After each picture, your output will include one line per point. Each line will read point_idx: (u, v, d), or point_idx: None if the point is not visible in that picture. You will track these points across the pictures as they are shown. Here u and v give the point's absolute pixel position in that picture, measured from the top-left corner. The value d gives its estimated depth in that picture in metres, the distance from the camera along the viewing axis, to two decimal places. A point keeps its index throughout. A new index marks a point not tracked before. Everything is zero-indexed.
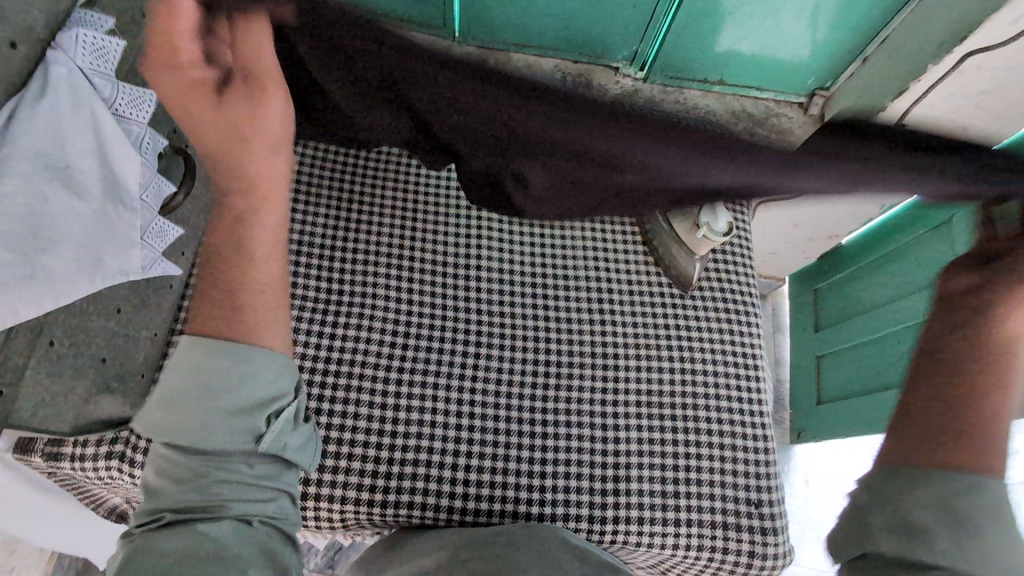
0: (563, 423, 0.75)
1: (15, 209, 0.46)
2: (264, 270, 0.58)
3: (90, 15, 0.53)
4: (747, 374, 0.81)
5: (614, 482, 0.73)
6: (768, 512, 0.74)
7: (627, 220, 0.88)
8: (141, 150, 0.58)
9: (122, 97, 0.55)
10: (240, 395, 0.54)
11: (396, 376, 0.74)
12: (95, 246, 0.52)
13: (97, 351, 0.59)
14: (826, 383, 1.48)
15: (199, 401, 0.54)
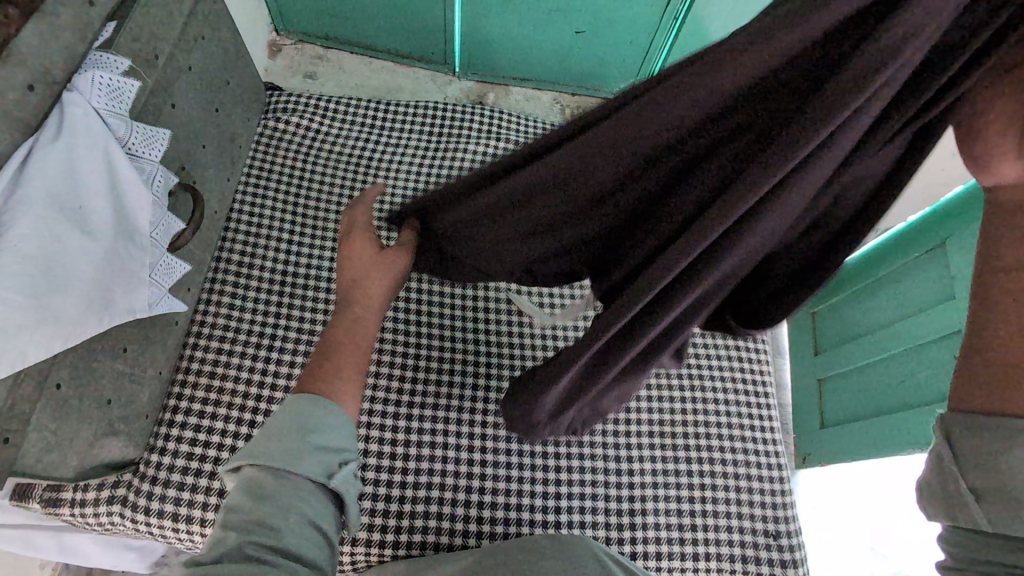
0: (576, 456, 0.74)
1: (30, 251, 0.45)
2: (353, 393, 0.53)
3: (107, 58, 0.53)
4: (756, 401, 0.81)
5: (630, 517, 0.71)
6: (787, 543, 0.73)
7: None
8: (153, 189, 0.58)
9: (135, 135, 0.55)
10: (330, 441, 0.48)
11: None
12: (101, 283, 0.51)
13: (102, 392, 0.58)
14: (828, 405, 1.48)
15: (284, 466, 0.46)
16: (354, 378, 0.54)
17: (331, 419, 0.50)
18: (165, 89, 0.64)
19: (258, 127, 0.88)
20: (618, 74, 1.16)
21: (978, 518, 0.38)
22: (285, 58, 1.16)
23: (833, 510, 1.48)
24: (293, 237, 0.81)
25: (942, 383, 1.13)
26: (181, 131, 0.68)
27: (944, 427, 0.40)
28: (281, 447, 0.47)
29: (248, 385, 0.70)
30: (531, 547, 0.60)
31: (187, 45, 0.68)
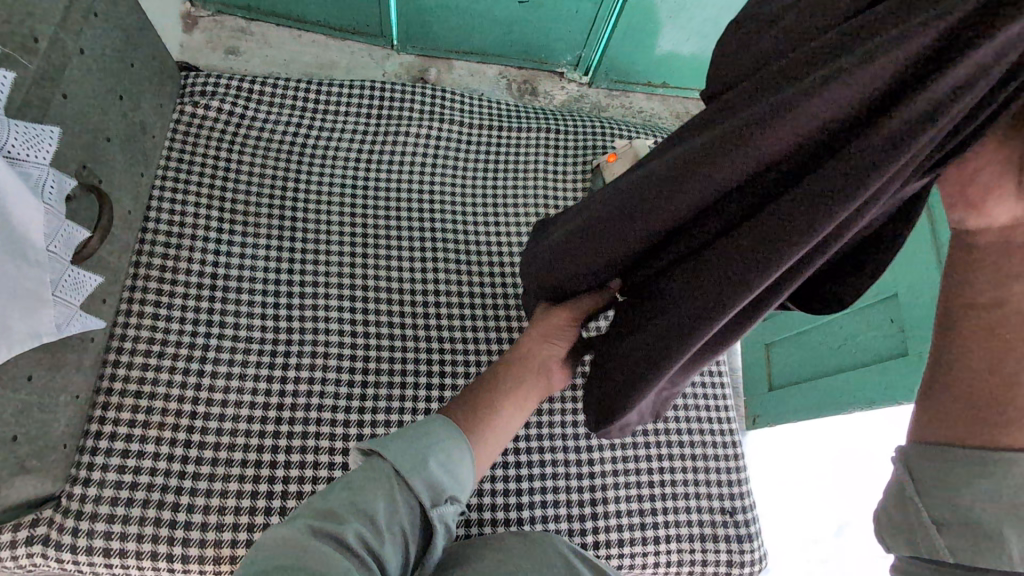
0: (536, 450, 0.73)
1: None
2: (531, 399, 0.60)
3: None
4: (711, 381, 0.82)
5: (592, 506, 0.72)
6: (742, 518, 0.75)
7: None
8: (45, 197, 0.50)
9: (15, 136, 0.48)
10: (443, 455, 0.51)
11: (357, 417, 0.68)
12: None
13: (7, 428, 0.52)
14: (775, 369, 1.54)
15: (410, 461, 0.49)
16: (514, 411, 0.58)
17: (457, 447, 0.53)
18: (53, 78, 0.56)
19: (174, 112, 0.80)
20: (566, 46, 1.12)
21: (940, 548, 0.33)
22: (203, 31, 1.05)
23: (781, 467, 1.56)
24: (223, 236, 0.74)
25: (880, 344, 1.20)
26: (78, 124, 0.60)
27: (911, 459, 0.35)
28: (409, 451, 0.50)
29: (182, 402, 0.65)
30: (498, 544, 0.58)
31: (75, 24, 0.59)
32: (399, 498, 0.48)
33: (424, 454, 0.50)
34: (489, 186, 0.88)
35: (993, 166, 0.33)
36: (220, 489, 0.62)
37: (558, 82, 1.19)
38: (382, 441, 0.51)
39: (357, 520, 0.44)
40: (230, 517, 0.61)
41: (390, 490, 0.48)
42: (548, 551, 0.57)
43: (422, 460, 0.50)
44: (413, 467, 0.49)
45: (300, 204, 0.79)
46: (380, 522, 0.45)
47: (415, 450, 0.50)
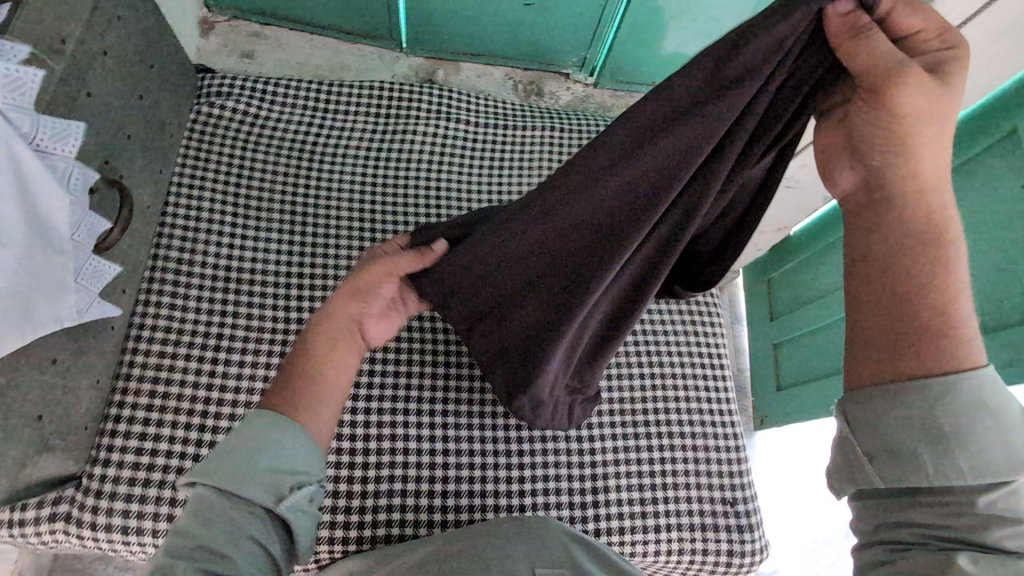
0: (538, 439, 0.75)
1: None
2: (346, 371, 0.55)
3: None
4: (712, 374, 0.83)
5: (593, 494, 0.73)
6: (743, 509, 0.76)
7: None
8: (69, 186, 0.53)
9: (43, 130, 0.50)
10: (275, 456, 0.49)
11: (363, 417, 0.71)
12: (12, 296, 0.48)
13: (32, 407, 0.54)
14: (783, 368, 1.54)
15: (239, 477, 0.48)
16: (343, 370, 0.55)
17: (286, 441, 0.50)
18: (78, 77, 0.59)
19: (190, 112, 0.83)
20: (571, 48, 1.14)
21: (875, 479, 0.42)
22: (219, 37, 1.09)
23: (789, 468, 1.56)
24: (237, 229, 0.77)
25: None
26: (100, 122, 0.63)
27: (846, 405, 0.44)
28: (234, 467, 0.48)
29: (197, 388, 0.67)
30: (494, 529, 0.60)
31: (99, 27, 0.62)
32: (245, 509, 0.47)
33: (254, 464, 0.48)
34: (494, 183, 0.90)
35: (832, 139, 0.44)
36: None
37: (563, 83, 1.22)
38: (200, 468, 0.48)
39: (196, 547, 0.44)
40: None
41: (231, 509, 0.47)
42: (546, 536, 0.59)
43: (246, 474, 0.48)
44: (235, 483, 0.47)
45: (310, 200, 0.81)
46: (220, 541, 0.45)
47: (234, 461, 0.48)
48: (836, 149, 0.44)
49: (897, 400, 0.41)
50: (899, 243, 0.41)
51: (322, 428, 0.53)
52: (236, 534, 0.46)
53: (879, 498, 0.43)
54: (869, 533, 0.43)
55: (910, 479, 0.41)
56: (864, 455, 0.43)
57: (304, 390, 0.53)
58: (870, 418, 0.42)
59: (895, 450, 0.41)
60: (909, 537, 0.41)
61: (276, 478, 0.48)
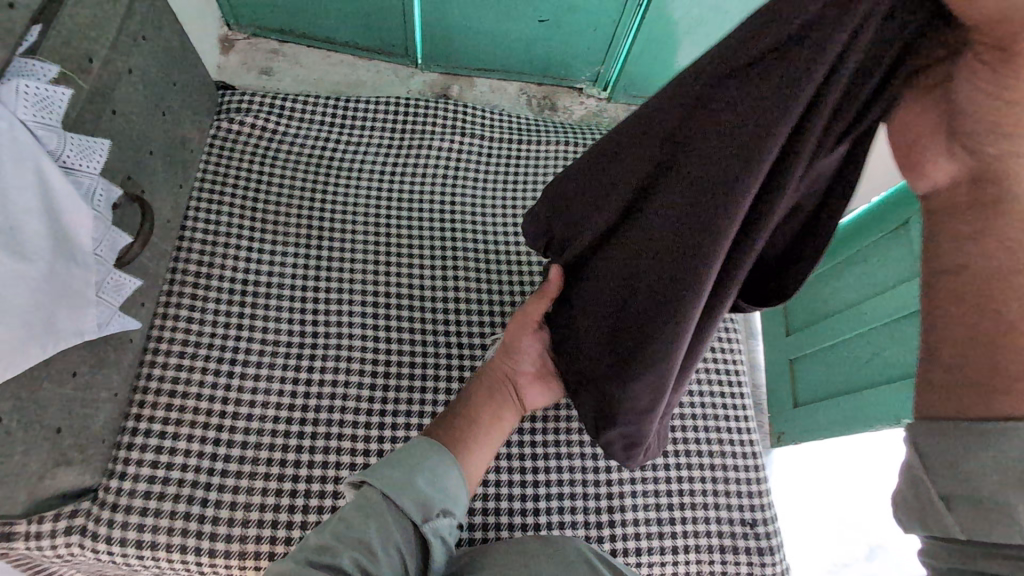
0: (553, 456, 0.74)
1: None
2: (480, 460, 0.64)
3: (32, 67, 0.50)
4: (730, 392, 0.81)
5: (609, 513, 0.72)
6: (764, 531, 0.74)
7: None
8: (94, 203, 0.54)
9: (70, 148, 0.51)
10: (427, 480, 0.57)
11: (378, 432, 0.69)
12: (38, 313, 0.48)
13: (51, 420, 0.55)
14: (800, 384, 1.51)
15: (399, 484, 0.56)
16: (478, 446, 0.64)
17: (434, 467, 0.58)
18: (103, 95, 0.61)
19: (210, 129, 0.84)
20: (585, 63, 1.14)
21: (951, 527, 0.40)
22: (238, 54, 1.11)
23: (808, 486, 1.53)
24: (254, 244, 0.77)
25: (908, 360, 1.18)
26: (124, 138, 0.65)
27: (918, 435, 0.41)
28: (394, 471, 0.57)
29: (212, 402, 0.67)
30: (514, 546, 0.59)
31: (125, 46, 0.64)
32: (398, 522, 0.55)
33: (408, 483, 0.56)
34: (508, 198, 0.90)
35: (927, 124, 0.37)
36: (246, 485, 0.64)
37: (577, 98, 1.22)
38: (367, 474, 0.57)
39: (358, 549, 0.51)
40: (255, 514, 0.63)
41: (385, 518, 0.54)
42: (568, 556, 0.57)
43: (406, 481, 0.57)
44: (396, 484, 0.56)
45: (326, 214, 0.82)
46: (379, 546, 0.52)
47: (399, 479, 0.56)
48: (930, 137, 0.37)
49: (975, 445, 0.38)
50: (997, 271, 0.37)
51: (473, 471, 0.63)
52: (392, 545, 0.53)
53: (952, 543, 0.41)
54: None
55: (993, 529, 0.38)
56: (938, 497, 0.41)
57: (462, 426, 0.64)
58: (947, 454, 0.40)
59: (975, 497, 0.39)
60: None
61: (429, 499, 0.56)
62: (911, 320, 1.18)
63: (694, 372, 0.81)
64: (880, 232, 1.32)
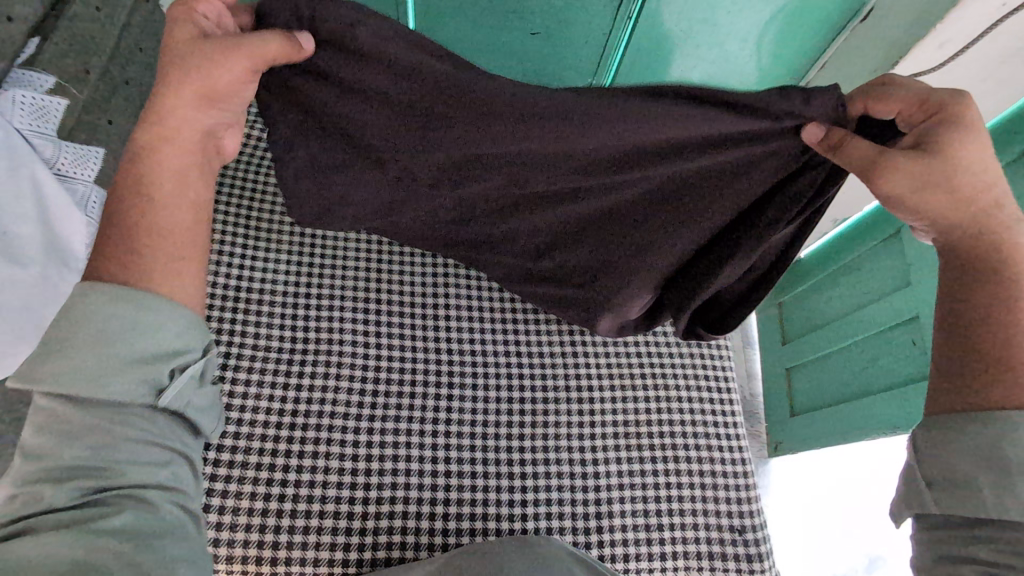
0: (542, 462, 0.74)
1: None
2: (179, 213, 0.49)
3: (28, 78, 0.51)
4: (719, 399, 0.82)
5: (597, 520, 0.72)
6: (753, 537, 0.74)
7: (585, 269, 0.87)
8: (88, 210, 0.56)
9: (65, 155, 0.53)
10: (152, 344, 0.44)
11: (365, 439, 0.70)
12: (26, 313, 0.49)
13: None
14: (796, 394, 1.51)
15: (98, 345, 0.42)
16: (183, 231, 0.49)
17: (121, 304, 0.44)
18: (99, 105, 0.62)
19: None
20: (577, 75, 1.16)
21: (930, 502, 0.50)
22: None
23: (806, 496, 1.52)
24: (246, 242, 0.76)
25: (902, 368, 1.18)
26: (120, 148, 0.66)
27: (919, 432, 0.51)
28: (90, 337, 0.42)
29: None
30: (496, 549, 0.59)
31: (122, 59, 0.65)
32: (136, 416, 0.43)
33: (119, 360, 0.43)
34: None
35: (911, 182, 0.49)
36: (235, 489, 0.65)
37: None
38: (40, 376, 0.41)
39: (80, 475, 0.40)
40: (244, 518, 0.64)
41: (116, 417, 0.42)
42: (555, 559, 0.58)
43: (93, 354, 0.42)
44: (82, 358, 0.42)
45: None
46: (124, 452, 0.42)
47: (102, 365, 0.42)
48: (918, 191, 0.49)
49: (960, 430, 0.49)
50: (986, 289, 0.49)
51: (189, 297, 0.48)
52: (138, 444, 0.43)
53: (942, 532, 0.49)
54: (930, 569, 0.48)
55: (966, 505, 0.47)
56: (924, 481, 0.50)
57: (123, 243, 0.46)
58: (939, 447, 0.50)
59: (953, 480, 0.48)
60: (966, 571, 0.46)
61: (155, 371, 0.44)
62: (904, 328, 1.19)
63: (684, 380, 0.82)
64: (872, 241, 1.32)
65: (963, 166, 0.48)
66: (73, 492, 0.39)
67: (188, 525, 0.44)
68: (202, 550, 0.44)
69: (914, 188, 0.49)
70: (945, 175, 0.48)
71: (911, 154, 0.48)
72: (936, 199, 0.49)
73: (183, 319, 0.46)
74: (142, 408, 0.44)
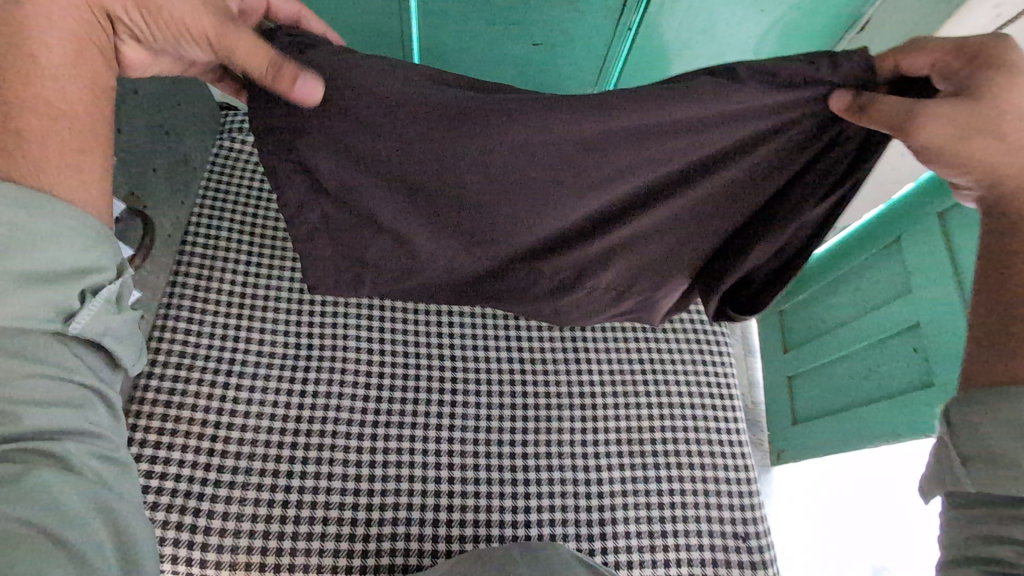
0: (545, 469, 0.74)
1: None
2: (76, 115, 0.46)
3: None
4: (722, 404, 0.82)
5: (600, 527, 0.72)
6: (756, 545, 0.73)
7: None
8: None
9: None
10: (42, 262, 0.43)
11: (368, 445, 0.71)
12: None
13: None
14: (798, 402, 1.51)
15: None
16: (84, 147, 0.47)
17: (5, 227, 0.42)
18: None
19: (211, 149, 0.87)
20: (578, 86, 1.17)
21: (962, 481, 0.47)
22: None
23: (809, 503, 1.51)
24: (254, 258, 0.79)
25: (903, 376, 1.19)
26: None
27: (953, 410, 0.49)
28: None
29: (208, 413, 0.69)
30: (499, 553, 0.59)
31: None
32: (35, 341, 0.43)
33: (11, 283, 0.42)
34: None
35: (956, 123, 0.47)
36: (239, 496, 0.66)
37: None
38: None
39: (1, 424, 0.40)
40: (247, 525, 0.65)
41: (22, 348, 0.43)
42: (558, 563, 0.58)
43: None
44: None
45: None
46: (19, 391, 0.41)
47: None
48: (951, 134, 0.47)
49: (998, 401, 0.46)
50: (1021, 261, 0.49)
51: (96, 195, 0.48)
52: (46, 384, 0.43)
53: (973, 513, 0.46)
54: (965, 559, 0.45)
55: (1003, 484, 0.44)
56: (958, 457, 0.47)
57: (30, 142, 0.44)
58: (974, 424, 0.47)
59: (989, 457, 0.45)
60: (1005, 554, 0.42)
61: (55, 294, 0.43)
62: (906, 336, 1.20)
63: (687, 388, 0.82)
64: (874, 248, 1.33)
65: (982, 114, 0.47)
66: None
67: (113, 478, 0.45)
68: (132, 481, 0.47)
69: (951, 134, 0.47)
70: (986, 119, 0.47)
71: (944, 100, 0.47)
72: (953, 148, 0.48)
73: (84, 232, 0.45)
74: (41, 337, 0.44)
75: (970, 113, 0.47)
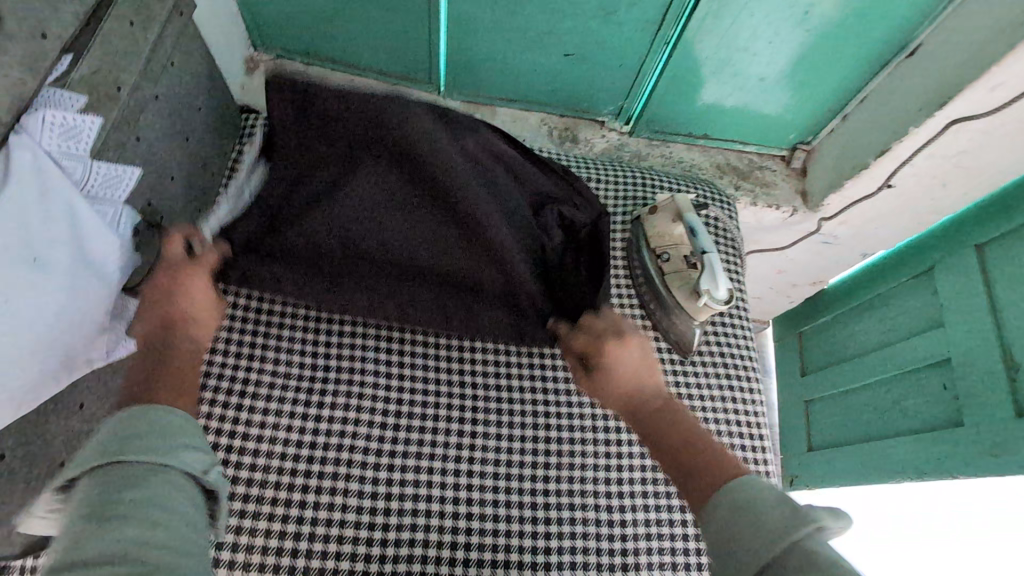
0: (567, 506, 0.72)
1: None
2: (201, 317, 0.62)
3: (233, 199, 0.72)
4: (752, 445, 0.79)
5: (623, 569, 0.70)
6: None
7: (630, 317, 0.84)
8: (119, 229, 0.54)
9: (96, 177, 0.51)
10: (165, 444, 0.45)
11: (385, 476, 0.69)
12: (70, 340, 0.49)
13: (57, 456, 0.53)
14: (814, 428, 1.48)
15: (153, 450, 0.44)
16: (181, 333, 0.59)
17: (154, 416, 0.46)
18: (128, 122, 0.60)
19: (231, 154, 0.84)
20: (607, 97, 1.12)
21: None
22: (262, 74, 1.09)
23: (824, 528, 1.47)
24: None
25: (932, 413, 1.16)
26: (147, 165, 0.64)
27: None
28: (127, 441, 0.43)
29: (219, 437, 0.68)
30: None
31: (154, 74, 0.64)
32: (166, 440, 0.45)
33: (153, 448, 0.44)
34: None
35: (619, 355, 0.70)
36: (256, 527, 0.64)
37: (598, 130, 1.18)
38: (99, 458, 0.42)
39: (130, 535, 0.38)
40: (256, 558, 0.63)
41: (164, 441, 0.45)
42: None
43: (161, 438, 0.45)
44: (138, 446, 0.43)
45: None
46: (153, 505, 0.41)
47: (148, 443, 0.44)
48: (628, 370, 0.68)
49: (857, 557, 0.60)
50: (688, 413, 0.63)
51: (174, 396, 0.53)
52: (164, 506, 0.41)
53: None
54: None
55: None
56: None
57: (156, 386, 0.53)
58: None
59: None
60: None
61: (172, 468, 0.44)
62: (936, 370, 1.16)
63: (716, 430, 0.78)
64: (902, 277, 1.29)
65: (635, 401, 0.65)
66: (92, 497, 0.40)
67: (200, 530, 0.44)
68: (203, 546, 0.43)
69: (626, 370, 0.68)
70: (637, 377, 0.67)
71: (640, 358, 0.69)
72: (683, 457, 0.58)
73: (170, 417, 0.48)
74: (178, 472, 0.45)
75: (627, 366, 0.69)
